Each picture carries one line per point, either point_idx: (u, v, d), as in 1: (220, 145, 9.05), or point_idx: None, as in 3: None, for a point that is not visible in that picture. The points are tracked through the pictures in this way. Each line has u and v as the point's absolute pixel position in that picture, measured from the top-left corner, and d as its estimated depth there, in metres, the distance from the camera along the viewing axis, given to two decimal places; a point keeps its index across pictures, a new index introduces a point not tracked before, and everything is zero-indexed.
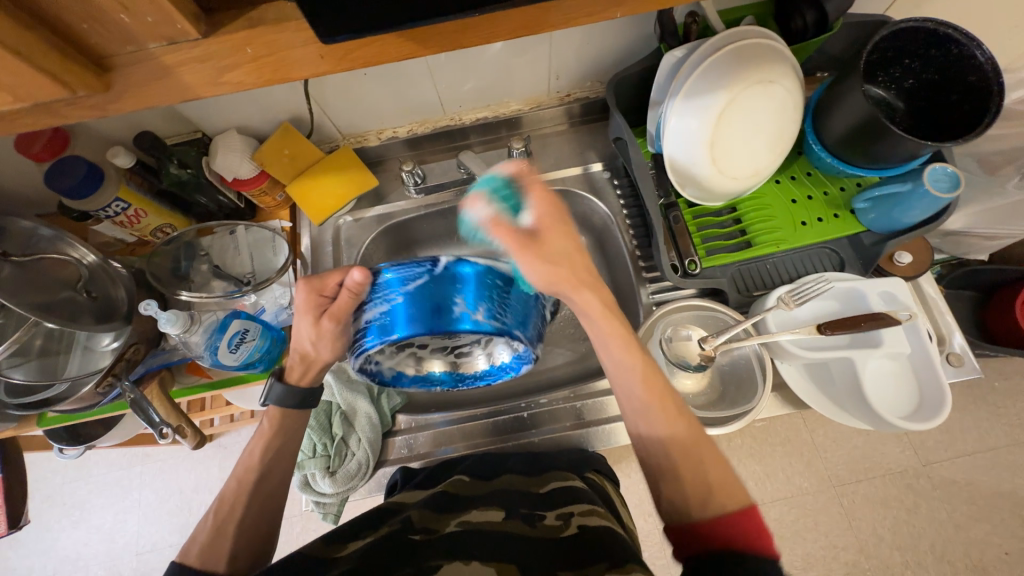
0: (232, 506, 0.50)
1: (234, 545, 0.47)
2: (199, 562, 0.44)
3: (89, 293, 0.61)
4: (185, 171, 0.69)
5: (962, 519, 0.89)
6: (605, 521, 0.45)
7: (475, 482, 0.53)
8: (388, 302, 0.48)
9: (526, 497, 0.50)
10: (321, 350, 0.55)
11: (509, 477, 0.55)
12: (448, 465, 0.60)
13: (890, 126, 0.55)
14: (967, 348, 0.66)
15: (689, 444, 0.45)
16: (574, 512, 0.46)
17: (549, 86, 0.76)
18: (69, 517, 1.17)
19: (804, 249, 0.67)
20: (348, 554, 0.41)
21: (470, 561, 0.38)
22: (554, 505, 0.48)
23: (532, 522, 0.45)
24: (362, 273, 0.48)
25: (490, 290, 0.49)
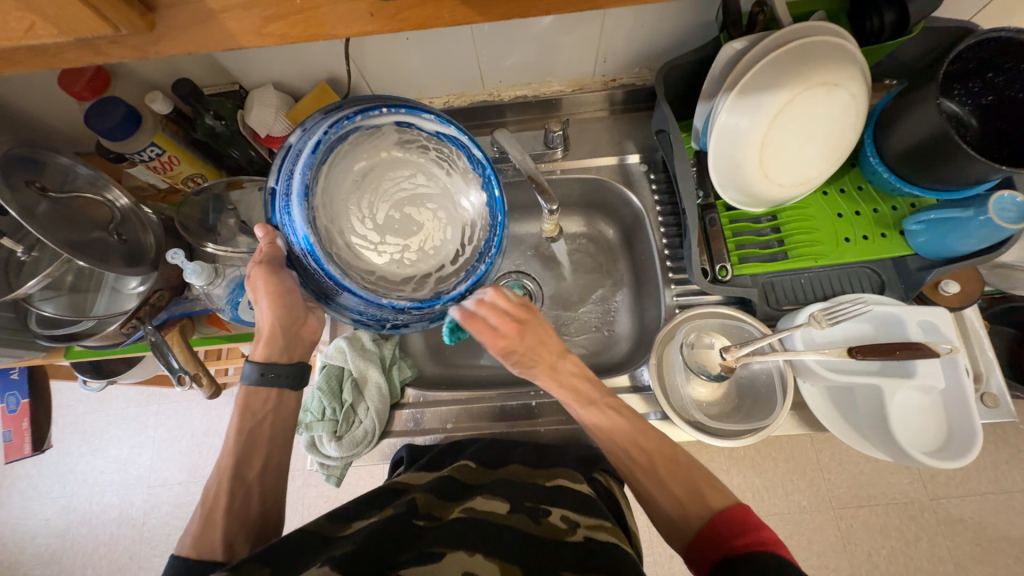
0: (218, 492, 0.53)
1: (224, 525, 0.51)
2: (192, 547, 0.49)
3: (120, 235, 0.63)
4: (219, 123, 0.69)
5: (963, 559, 0.86)
6: (614, 539, 0.44)
7: (479, 470, 0.54)
8: (290, 231, 0.52)
9: (532, 490, 0.50)
10: (264, 312, 0.56)
11: (514, 468, 0.55)
12: (458, 445, 0.60)
13: (960, 145, 0.51)
14: (1004, 390, 0.63)
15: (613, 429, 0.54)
16: (580, 520, 0.45)
17: (594, 68, 0.73)
18: (89, 446, 1.24)
19: (844, 266, 0.64)
20: (350, 534, 0.43)
21: (474, 553, 0.40)
22: (555, 503, 0.48)
23: (535, 518, 0.46)
24: (263, 228, 0.55)
25: (296, 158, 0.53)
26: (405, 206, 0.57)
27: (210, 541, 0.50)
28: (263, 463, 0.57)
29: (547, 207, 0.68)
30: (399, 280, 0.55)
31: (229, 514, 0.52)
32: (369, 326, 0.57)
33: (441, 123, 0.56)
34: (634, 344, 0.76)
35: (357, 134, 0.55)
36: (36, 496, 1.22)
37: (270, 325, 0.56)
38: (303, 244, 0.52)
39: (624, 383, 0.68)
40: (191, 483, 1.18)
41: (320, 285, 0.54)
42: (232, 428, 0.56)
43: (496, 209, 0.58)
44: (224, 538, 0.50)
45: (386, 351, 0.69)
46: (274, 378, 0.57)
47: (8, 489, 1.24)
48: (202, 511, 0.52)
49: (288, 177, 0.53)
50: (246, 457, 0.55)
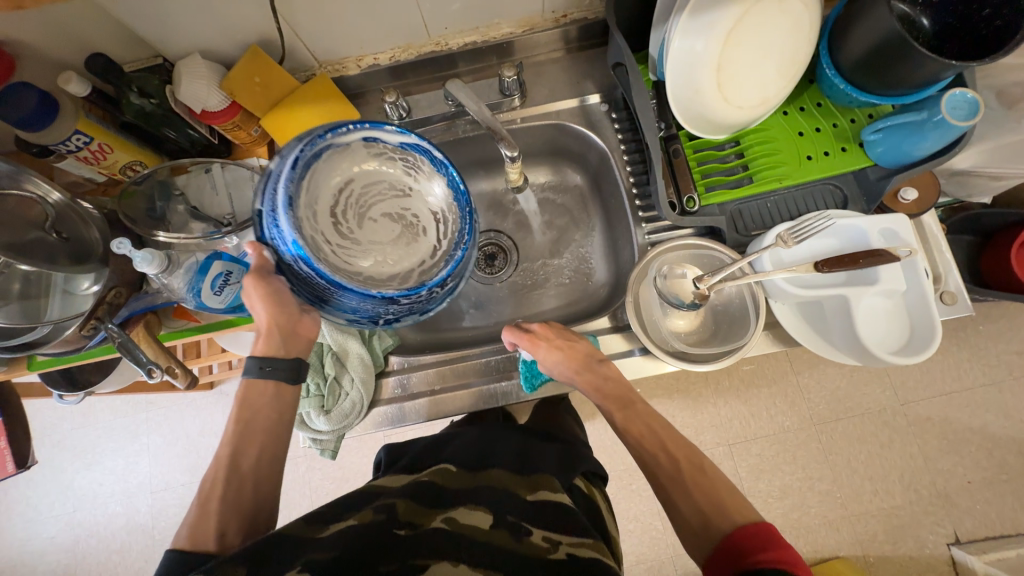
0: (215, 478, 0.53)
1: (219, 514, 0.50)
2: (188, 538, 0.48)
3: (59, 233, 0.59)
4: (148, 101, 0.64)
5: (933, 453, 0.93)
6: (595, 554, 0.47)
7: (462, 474, 0.55)
8: (279, 245, 0.52)
9: (514, 503, 0.51)
10: (260, 312, 0.55)
11: (496, 474, 0.56)
12: (437, 446, 0.62)
13: (912, 44, 0.50)
14: (961, 287, 0.65)
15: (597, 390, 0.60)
16: (563, 542, 0.47)
17: (543, 5, 0.69)
18: (82, 460, 1.22)
19: (807, 185, 0.65)
20: (331, 535, 0.42)
21: (458, 562, 0.42)
22: (542, 520, 0.49)
23: (518, 536, 0.46)
24: (251, 245, 0.54)
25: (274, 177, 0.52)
26: (386, 211, 0.57)
27: (206, 529, 0.49)
28: (258, 453, 0.55)
29: (509, 156, 0.66)
30: (386, 278, 0.54)
31: (225, 503, 0.51)
32: (364, 322, 0.57)
33: (402, 132, 0.56)
34: (613, 287, 0.76)
35: (330, 148, 0.54)
36: (37, 516, 1.21)
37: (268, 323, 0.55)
38: (291, 250, 0.51)
39: (604, 325, 0.69)
40: (194, 483, 1.18)
41: (312, 289, 0.54)
42: (232, 415, 0.55)
43: (462, 199, 0.58)
44: (218, 528, 0.49)
45: None
46: (278, 372, 0.57)
47: (7, 513, 1.22)
48: (199, 501, 0.52)
49: (268, 193, 0.52)
50: (241, 446, 0.55)
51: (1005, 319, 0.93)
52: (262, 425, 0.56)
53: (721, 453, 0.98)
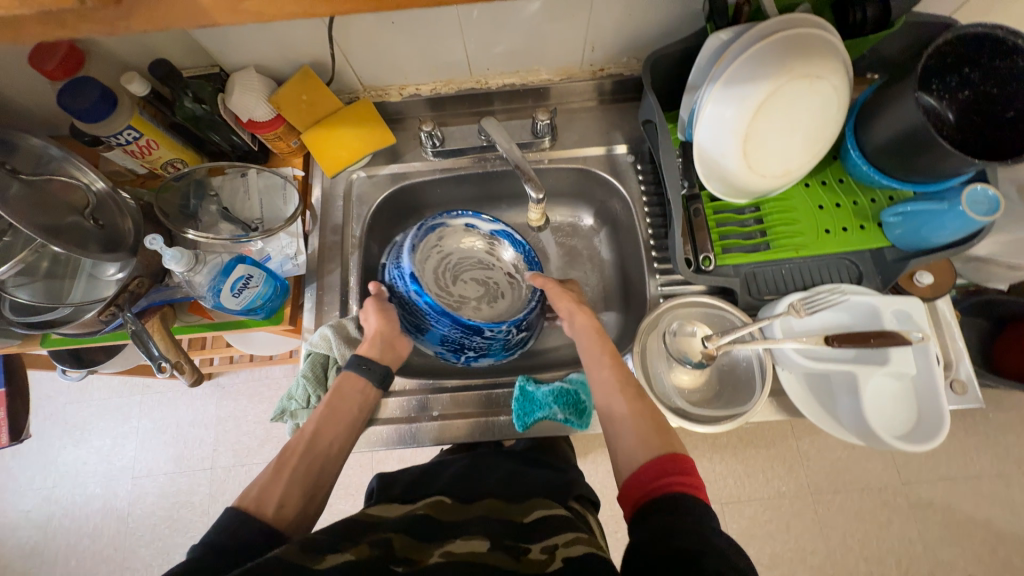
0: (294, 449, 0.56)
1: (287, 486, 0.52)
2: (254, 499, 0.50)
3: (96, 221, 0.61)
4: (200, 107, 0.67)
5: (933, 541, 0.89)
6: (588, 548, 0.46)
7: (454, 506, 0.55)
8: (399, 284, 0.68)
9: (508, 529, 0.50)
10: (373, 320, 0.65)
11: (490, 502, 0.56)
12: (426, 479, 0.61)
13: (936, 138, 0.52)
14: (972, 377, 0.65)
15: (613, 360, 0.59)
16: (558, 543, 0.46)
17: (582, 58, 0.73)
18: (71, 436, 1.22)
19: (824, 257, 0.65)
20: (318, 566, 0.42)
21: None
22: (537, 536, 0.48)
23: (516, 556, 0.45)
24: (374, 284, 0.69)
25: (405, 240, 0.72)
26: (476, 277, 0.74)
27: (271, 494, 0.51)
28: (334, 434, 0.59)
29: (534, 196, 0.67)
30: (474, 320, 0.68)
31: (296, 470, 0.54)
32: (445, 355, 0.69)
33: (499, 225, 0.73)
34: (621, 332, 0.76)
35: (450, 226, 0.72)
36: (15, 488, 1.20)
37: (376, 329, 0.65)
38: (410, 288, 0.66)
39: None
40: (177, 473, 1.17)
41: (416, 317, 0.67)
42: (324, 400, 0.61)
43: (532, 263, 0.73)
44: (284, 494, 0.51)
45: None
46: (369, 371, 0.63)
47: None
48: (273, 465, 0.54)
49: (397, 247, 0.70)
50: (322, 426, 0.58)
51: (1015, 409, 0.92)
52: (350, 415, 0.61)
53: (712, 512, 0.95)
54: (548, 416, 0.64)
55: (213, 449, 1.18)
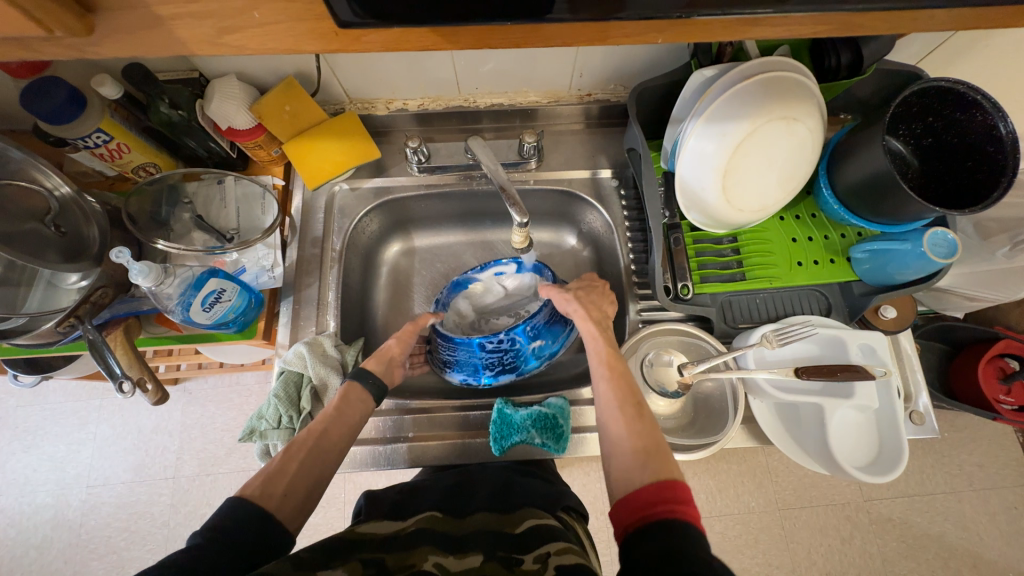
0: (298, 442, 0.53)
1: (292, 480, 0.50)
2: (258, 491, 0.47)
3: (58, 227, 0.58)
4: (176, 113, 0.64)
5: (892, 556, 0.93)
6: (581, 559, 0.42)
7: (450, 521, 0.50)
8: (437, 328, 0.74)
9: (500, 540, 0.46)
10: (394, 344, 0.69)
11: (482, 516, 0.50)
12: (416, 492, 0.56)
13: (901, 183, 0.55)
14: (930, 408, 0.68)
15: (615, 373, 0.57)
16: (551, 551, 0.43)
17: (570, 82, 0.74)
18: (20, 442, 1.15)
19: (795, 289, 0.67)
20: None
21: None
22: (530, 546, 0.44)
23: (508, 569, 0.41)
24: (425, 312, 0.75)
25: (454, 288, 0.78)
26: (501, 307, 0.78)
27: (272, 489, 0.48)
28: (338, 427, 0.57)
29: (518, 220, 0.67)
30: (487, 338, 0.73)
31: (300, 468, 0.51)
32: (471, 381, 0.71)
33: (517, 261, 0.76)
34: None
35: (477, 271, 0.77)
36: None
37: (394, 352, 0.68)
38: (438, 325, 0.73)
39: (588, 395, 0.69)
40: (136, 482, 1.12)
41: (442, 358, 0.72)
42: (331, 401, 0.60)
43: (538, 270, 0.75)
44: (285, 490, 0.48)
45: (349, 358, 0.68)
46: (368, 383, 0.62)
47: None
48: (280, 455, 0.52)
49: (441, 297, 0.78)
50: (326, 425, 0.56)
51: (968, 430, 0.97)
52: (356, 420, 0.59)
53: None
54: (524, 440, 0.64)
55: (176, 456, 1.13)
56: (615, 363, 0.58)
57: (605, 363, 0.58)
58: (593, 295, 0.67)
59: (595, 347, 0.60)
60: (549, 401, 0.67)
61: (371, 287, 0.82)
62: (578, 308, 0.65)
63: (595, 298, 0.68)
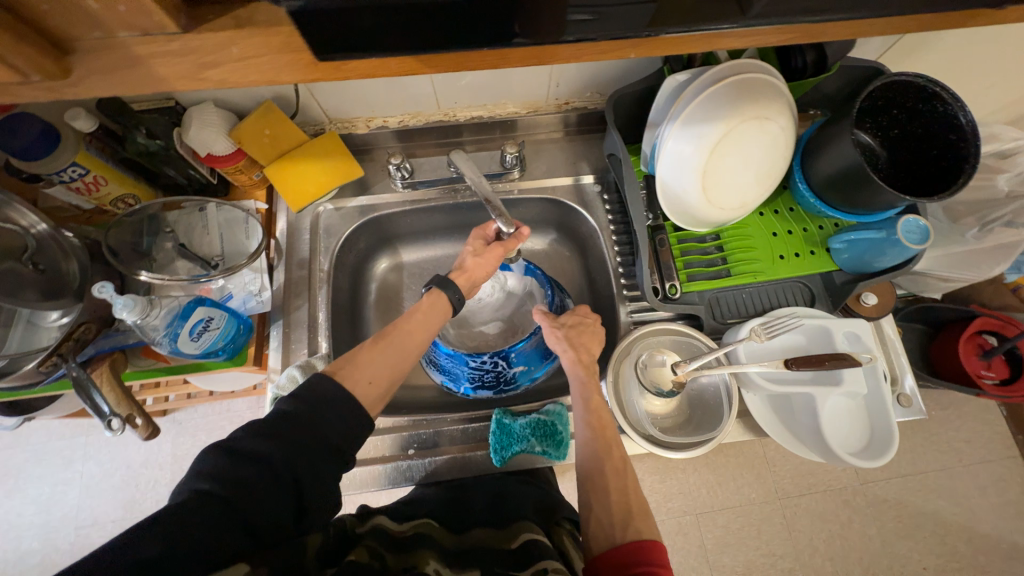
0: (380, 337, 0.55)
1: (366, 371, 0.51)
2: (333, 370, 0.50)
3: (36, 265, 0.57)
4: (153, 142, 0.64)
5: (891, 536, 0.95)
6: None
7: (450, 535, 0.51)
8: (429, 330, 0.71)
9: (495, 556, 0.45)
10: (479, 263, 0.66)
11: (480, 533, 0.51)
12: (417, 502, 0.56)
13: (871, 175, 0.57)
14: (916, 390, 0.70)
15: (603, 424, 0.57)
16: (548, 568, 0.41)
17: (548, 92, 0.75)
18: (2, 487, 1.11)
19: (779, 281, 0.69)
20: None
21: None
22: (525, 563, 0.43)
23: None
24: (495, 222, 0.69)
25: None
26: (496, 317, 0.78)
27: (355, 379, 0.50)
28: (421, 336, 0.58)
29: (507, 229, 0.66)
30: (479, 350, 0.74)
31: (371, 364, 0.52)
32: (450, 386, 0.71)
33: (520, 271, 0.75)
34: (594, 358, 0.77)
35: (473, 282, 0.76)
36: None
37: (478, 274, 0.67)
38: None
39: None
40: (127, 520, 1.08)
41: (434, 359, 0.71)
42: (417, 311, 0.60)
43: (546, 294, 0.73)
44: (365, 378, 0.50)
45: None
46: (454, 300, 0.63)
47: None
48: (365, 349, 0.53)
49: None
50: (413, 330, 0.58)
51: (953, 407, 1.00)
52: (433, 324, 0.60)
53: (686, 523, 0.97)
54: (525, 449, 0.64)
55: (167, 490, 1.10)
56: (604, 411, 0.59)
57: (598, 408, 0.59)
58: (588, 330, 0.66)
59: (585, 396, 0.60)
60: (546, 408, 0.68)
61: (361, 305, 0.81)
62: (569, 346, 0.64)
63: (585, 338, 0.66)
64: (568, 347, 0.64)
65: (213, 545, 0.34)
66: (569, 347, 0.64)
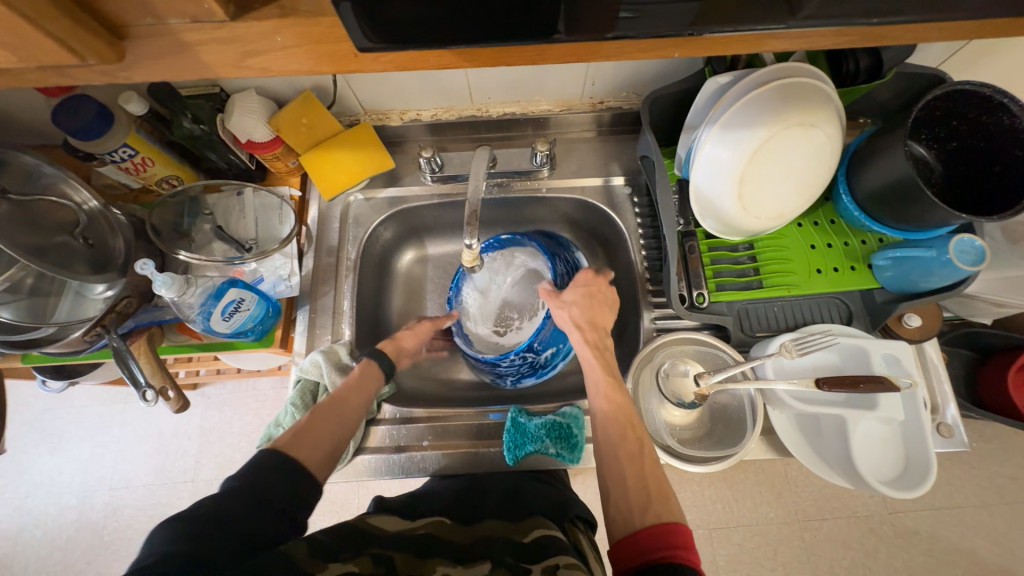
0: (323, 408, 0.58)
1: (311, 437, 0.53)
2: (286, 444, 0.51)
3: (86, 240, 0.60)
4: (197, 127, 0.67)
5: (918, 571, 0.90)
6: None
7: (459, 528, 0.49)
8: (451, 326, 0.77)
9: (507, 545, 0.45)
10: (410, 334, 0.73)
11: (492, 522, 0.50)
12: (428, 499, 0.56)
13: (924, 190, 0.53)
14: (958, 420, 0.66)
15: (617, 401, 0.56)
16: (560, 565, 0.41)
17: (583, 90, 0.74)
18: (48, 444, 1.19)
19: (814, 297, 0.66)
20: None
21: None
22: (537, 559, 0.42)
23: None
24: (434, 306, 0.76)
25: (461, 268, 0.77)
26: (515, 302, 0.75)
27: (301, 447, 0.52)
28: (359, 403, 0.61)
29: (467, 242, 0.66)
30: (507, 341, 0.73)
31: (314, 434, 0.54)
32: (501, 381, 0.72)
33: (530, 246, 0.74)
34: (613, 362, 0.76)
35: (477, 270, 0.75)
36: None
37: (404, 344, 0.72)
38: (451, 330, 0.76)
39: None
40: (156, 485, 1.14)
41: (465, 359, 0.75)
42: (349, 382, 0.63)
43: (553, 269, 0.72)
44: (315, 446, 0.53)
45: None
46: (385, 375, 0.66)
47: None
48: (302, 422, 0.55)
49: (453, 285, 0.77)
50: (350, 397, 0.61)
51: (998, 440, 0.93)
52: (368, 391, 0.63)
53: (699, 536, 0.94)
54: (539, 449, 0.63)
55: (194, 460, 1.15)
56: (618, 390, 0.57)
57: (610, 383, 0.58)
58: (598, 300, 0.65)
59: (595, 375, 0.58)
60: (562, 410, 0.67)
61: (385, 295, 0.82)
62: (576, 327, 0.63)
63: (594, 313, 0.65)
64: (576, 327, 0.63)
65: (212, 538, 0.39)
66: (577, 327, 0.63)
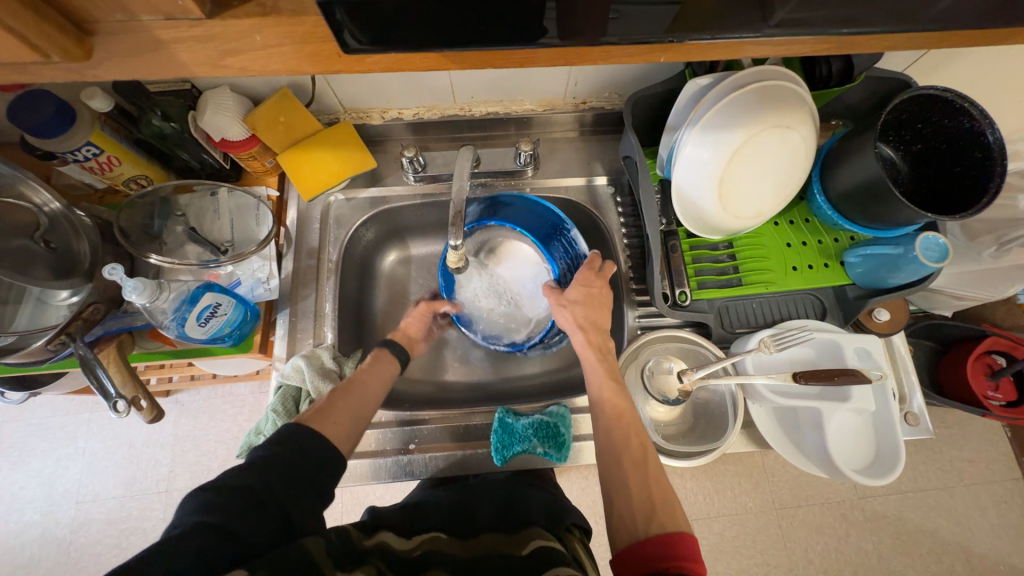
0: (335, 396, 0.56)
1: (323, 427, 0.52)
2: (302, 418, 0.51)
3: (47, 243, 0.57)
4: (168, 125, 0.64)
5: (887, 553, 0.94)
6: None
7: (454, 542, 0.49)
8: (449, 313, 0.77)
9: (506, 564, 0.44)
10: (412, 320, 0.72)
11: (488, 538, 0.50)
12: (421, 505, 0.55)
13: (893, 191, 0.55)
14: (924, 409, 0.69)
15: (619, 407, 0.57)
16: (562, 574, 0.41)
17: (566, 91, 0.74)
18: (7, 458, 1.12)
19: (791, 293, 0.68)
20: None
21: None
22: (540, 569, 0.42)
23: None
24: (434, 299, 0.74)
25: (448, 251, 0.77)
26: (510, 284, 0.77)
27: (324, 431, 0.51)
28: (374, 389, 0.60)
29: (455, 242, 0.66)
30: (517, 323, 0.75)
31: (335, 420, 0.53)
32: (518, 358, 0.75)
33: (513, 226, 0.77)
34: None
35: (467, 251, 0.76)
36: None
37: (411, 331, 0.71)
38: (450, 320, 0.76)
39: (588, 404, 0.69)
40: (128, 497, 1.09)
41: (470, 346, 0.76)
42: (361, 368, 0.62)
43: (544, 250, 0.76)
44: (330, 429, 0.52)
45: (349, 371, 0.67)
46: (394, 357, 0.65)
47: None
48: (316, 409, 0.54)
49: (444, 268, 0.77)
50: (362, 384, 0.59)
51: (958, 426, 0.98)
52: (383, 379, 0.62)
53: None
54: (527, 449, 0.63)
55: (168, 470, 1.11)
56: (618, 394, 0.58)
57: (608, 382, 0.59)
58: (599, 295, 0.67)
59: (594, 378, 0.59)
60: (548, 410, 0.67)
61: (368, 296, 0.81)
62: (576, 328, 0.64)
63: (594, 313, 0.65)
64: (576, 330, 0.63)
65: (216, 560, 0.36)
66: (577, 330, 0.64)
